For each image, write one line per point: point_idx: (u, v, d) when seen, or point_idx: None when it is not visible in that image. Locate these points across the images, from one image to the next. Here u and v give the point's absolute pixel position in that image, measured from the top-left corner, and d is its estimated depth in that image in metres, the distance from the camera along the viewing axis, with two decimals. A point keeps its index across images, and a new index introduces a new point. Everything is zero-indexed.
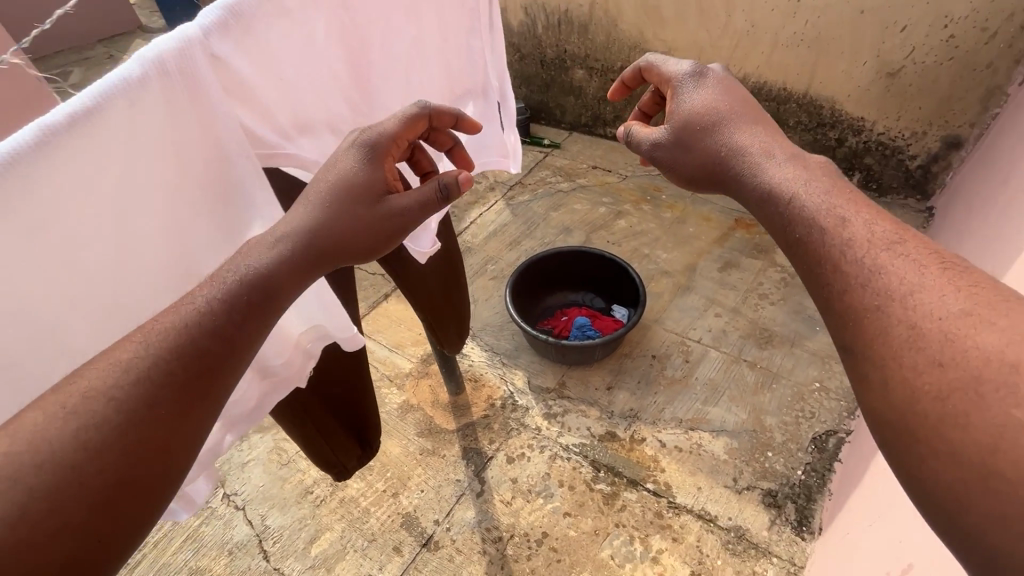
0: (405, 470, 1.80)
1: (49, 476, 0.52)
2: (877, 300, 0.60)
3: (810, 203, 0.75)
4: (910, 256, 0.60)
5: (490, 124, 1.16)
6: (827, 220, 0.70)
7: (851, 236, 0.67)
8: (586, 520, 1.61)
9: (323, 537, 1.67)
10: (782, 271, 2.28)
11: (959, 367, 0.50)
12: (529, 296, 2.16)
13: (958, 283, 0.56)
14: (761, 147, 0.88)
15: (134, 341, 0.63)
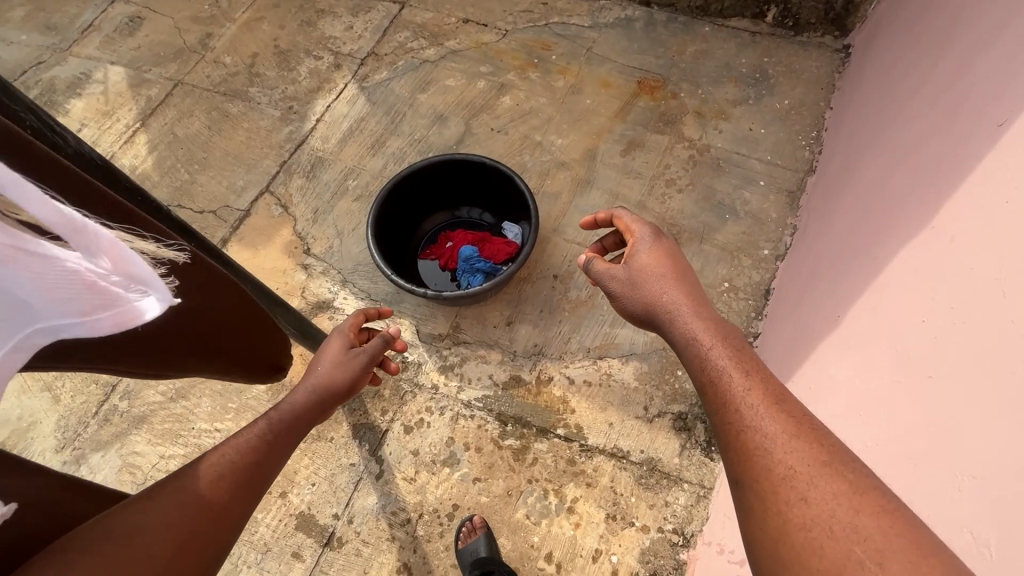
0: (289, 464, 1.56)
1: (158, 519, 0.68)
2: (755, 456, 0.77)
3: (720, 357, 0.95)
4: (784, 408, 0.81)
5: (18, 270, 0.50)
6: (730, 375, 0.90)
7: (742, 384, 0.88)
8: (497, 483, 1.49)
9: None
10: (690, 147, 1.98)
11: (807, 511, 0.68)
12: (403, 226, 1.77)
13: (817, 440, 0.75)
14: (681, 297, 1.10)
15: (217, 453, 0.84)
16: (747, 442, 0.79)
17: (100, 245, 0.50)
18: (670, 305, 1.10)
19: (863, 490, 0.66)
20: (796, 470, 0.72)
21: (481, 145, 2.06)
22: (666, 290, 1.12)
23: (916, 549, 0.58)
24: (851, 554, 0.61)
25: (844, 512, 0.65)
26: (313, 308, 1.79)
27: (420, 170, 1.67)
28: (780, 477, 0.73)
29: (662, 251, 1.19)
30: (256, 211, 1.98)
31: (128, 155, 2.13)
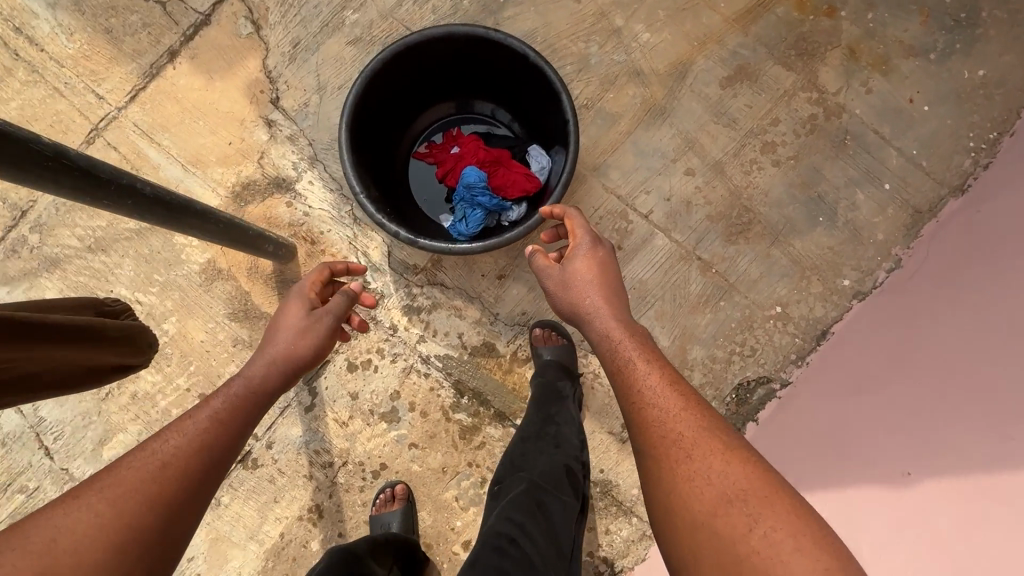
0: (213, 366, 1.36)
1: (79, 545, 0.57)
2: (663, 446, 0.80)
3: (627, 346, 0.94)
4: (672, 385, 0.87)
5: None
6: (633, 364, 0.91)
7: (641, 363, 0.91)
8: (434, 456, 1.33)
9: (116, 438, 1.35)
10: (817, 102, 1.41)
11: (697, 472, 0.75)
12: (403, 107, 1.31)
13: (699, 411, 0.83)
14: (608, 275, 1.04)
15: (165, 443, 0.70)
16: (649, 416, 0.84)
17: None
18: (588, 309, 1.00)
19: (745, 463, 0.74)
20: (690, 450, 0.78)
21: (538, 8, 1.45)
22: (587, 289, 1.01)
23: (792, 520, 0.67)
24: (725, 494, 0.71)
25: (729, 482, 0.72)
26: (269, 183, 1.42)
27: (449, 41, 1.14)
28: (681, 463, 0.77)
29: (597, 258, 1.04)
30: (218, 19, 1.45)
31: None
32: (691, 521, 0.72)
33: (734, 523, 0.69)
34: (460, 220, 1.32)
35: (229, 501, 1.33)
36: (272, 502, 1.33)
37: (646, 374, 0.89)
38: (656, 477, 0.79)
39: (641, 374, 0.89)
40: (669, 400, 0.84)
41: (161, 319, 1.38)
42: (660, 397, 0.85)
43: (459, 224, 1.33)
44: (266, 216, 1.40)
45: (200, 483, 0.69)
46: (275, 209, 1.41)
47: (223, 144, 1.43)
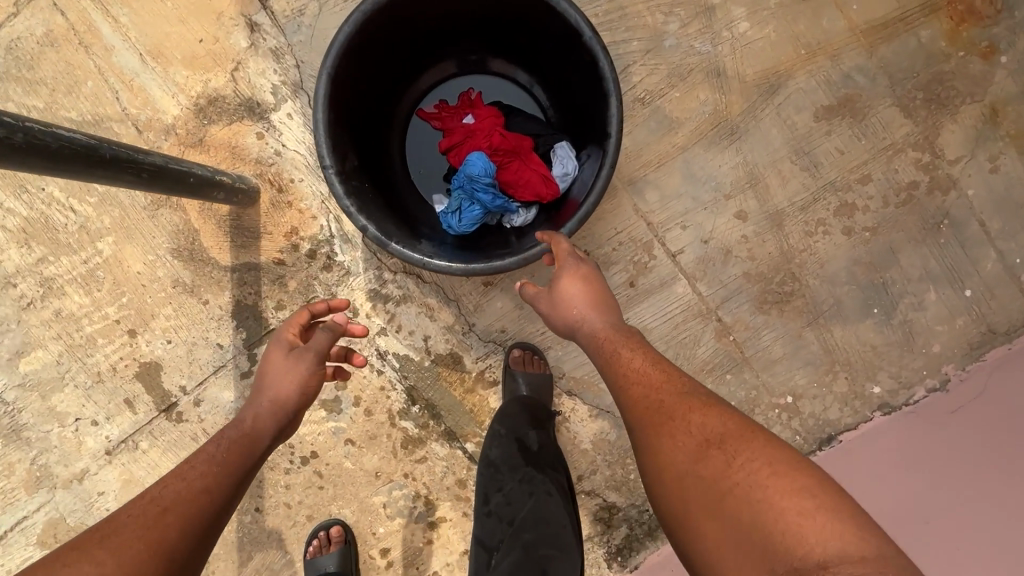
0: (148, 304, 1.21)
1: None
2: (647, 420, 0.71)
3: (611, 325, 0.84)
4: (652, 359, 0.78)
5: None
6: (615, 348, 0.80)
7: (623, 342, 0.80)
8: (369, 457, 1.22)
9: (34, 354, 1.23)
10: (925, 168, 1.12)
11: (705, 445, 0.65)
12: (414, 56, 1.05)
13: (679, 382, 0.74)
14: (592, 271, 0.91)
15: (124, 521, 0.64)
16: (638, 399, 0.73)
17: None
18: (567, 315, 0.88)
19: (741, 433, 0.65)
20: (666, 410, 0.70)
21: None
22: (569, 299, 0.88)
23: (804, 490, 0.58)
24: (736, 461, 0.62)
25: (706, 428, 0.66)
26: (241, 104, 1.17)
27: None
28: (664, 428, 0.69)
29: (581, 273, 0.89)
30: None
31: None
32: (706, 499, 0.61)
33: (729, 471, 0.61)
34: (452, 213, 1.08)
35: (147, 448, 1.24)
36: None
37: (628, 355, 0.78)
38: (651, 472, 0.68)
39: (622, 357, 0.79)
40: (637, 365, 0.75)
41: (96, 236, 1.21)
42: (643, 378, 0.75)
43: (450, 218, 1.08)
44: (231, 144, 1.17)
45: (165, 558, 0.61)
46: (242, 138, 1.17)
47: (193, 40, 1.16)
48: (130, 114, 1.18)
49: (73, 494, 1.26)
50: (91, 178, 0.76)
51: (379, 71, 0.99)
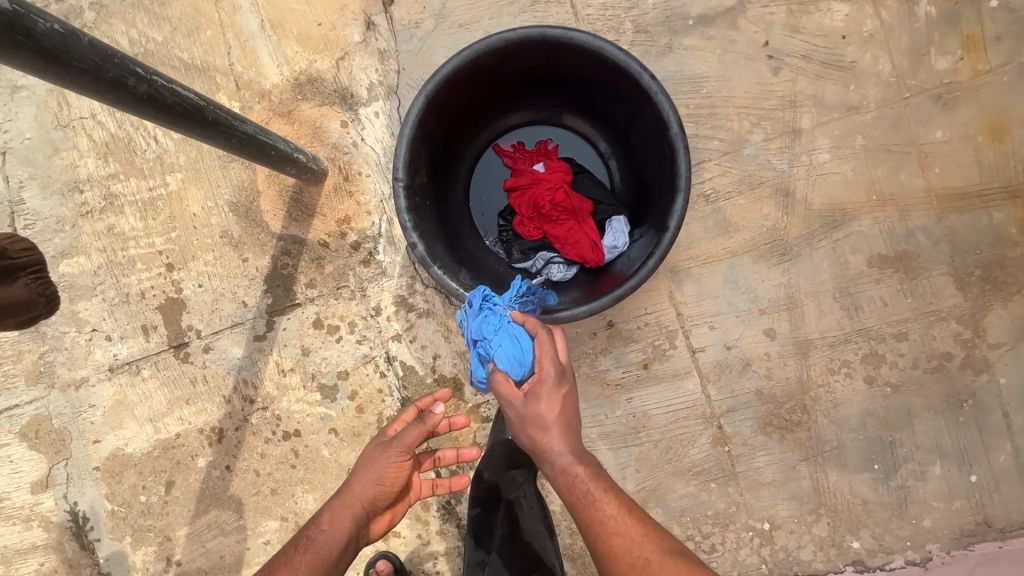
0: (193, 244, 1.27)
1: None
2: (582, 512, 0.74)
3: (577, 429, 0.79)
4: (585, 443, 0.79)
5: None
6: (563, 432, 0.78)
7: (573, 433, 0.78)
8: (345, 451, 1.24)
9: (76, 258, 1.30)
10: (963, 343, 1.12)
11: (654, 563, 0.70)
12: (508, 96, 1.11)
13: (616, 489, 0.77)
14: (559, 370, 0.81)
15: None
16: (588, 500, 0.74)
17: None
18: (546, 438, 0.78)
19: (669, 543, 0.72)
20: (617, 526, 0.73)
21: (725, 55, 1.15)
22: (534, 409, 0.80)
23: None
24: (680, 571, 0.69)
25: (606, 497, 0.75)
26: (336, 90, 1.24)
27: (598, 61, 0.94)
28: (623, 543, 0.72)
29: (568, 402, 0.80)
30: None
31: None
32: None
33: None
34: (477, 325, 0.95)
35: (147, 376, 1.29)
36: (183, 401, 1.28)
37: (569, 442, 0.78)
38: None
39: (569, 449, 0.77)
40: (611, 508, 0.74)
41: (167, 169, 1.27)
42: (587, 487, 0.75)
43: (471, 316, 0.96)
44: (315, 124, 1.23)
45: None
46: (327, 121, 1.23)
47: (312, 21, 1.23)
48: (235, 70, 1.25)
49: (67, 398, 1.31)
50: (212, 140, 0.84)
51: (471, 101, 1.04)
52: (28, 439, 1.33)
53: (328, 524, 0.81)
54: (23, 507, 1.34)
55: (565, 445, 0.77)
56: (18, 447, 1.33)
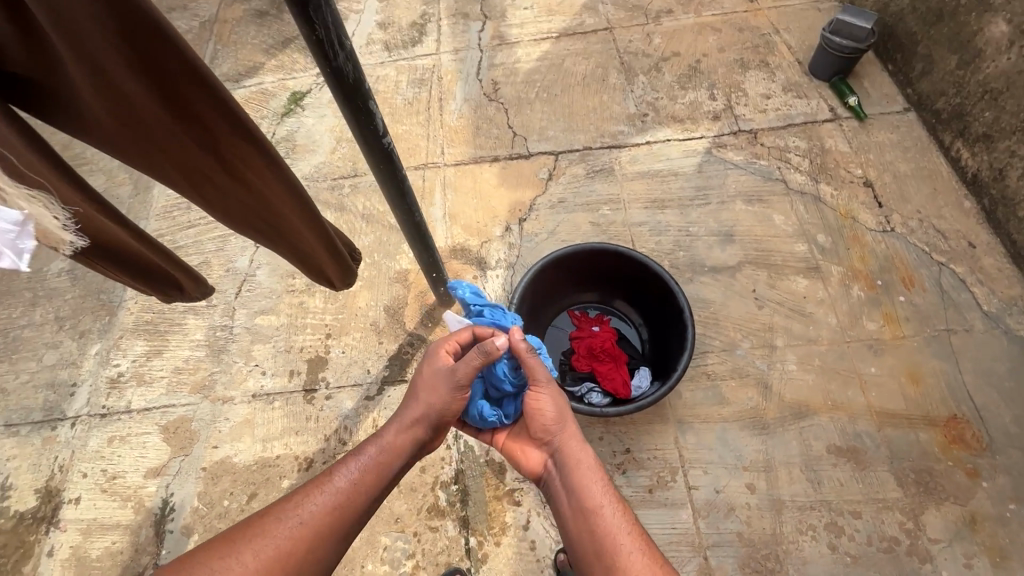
0: (350, 324, 1.85)
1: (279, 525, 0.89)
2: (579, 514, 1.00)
3: (573, 445, 1.10)
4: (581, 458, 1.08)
5: None
6: (566, 448, 1.10)
7: (572, 450, 1.10)
8: (399, 502, 1.55)
9: (269, 315, 1.89)
10: (907, 532, 1.40)
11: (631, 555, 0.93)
12: (586, 282, 1.75)
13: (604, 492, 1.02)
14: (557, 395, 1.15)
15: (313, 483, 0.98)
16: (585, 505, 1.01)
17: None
18: (558, 461, 1.10)
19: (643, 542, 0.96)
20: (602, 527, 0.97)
21: (727, 291, 1.79)
22: (550, 431, 1.12)
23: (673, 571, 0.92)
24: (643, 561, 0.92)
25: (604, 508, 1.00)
26: (476, 257, 1.95)
27: (646, 271, 1.59)
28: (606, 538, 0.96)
29: (567, 426, 1.12)
30: (533, 160, 2.13)
31: (526, 46, 2.43)
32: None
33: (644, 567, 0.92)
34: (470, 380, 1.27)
35: (277, 406, 1.73)
36: (293, 431, 1.68)
37: (572, 456, 1.09)
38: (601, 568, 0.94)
39: (570, 463, 1.08)
40: (598, 510, 0.99)
41: None
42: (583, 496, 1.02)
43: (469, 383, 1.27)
44: (457, 273, 1.92)
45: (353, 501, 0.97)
46: (464, 273, 1.92)
47: (475, 218, 2.03)
48: None
49: (212, 408, 1.75)
50: (422, 250, 1.52)
51: (564, 277, 1.68)
52: (167, 433, 1.73)
53: (388, 443, 1.06)
54: (130, 487, 1.66)
55: (567, 459, 1.08)
56: (155, 437, 1.73)
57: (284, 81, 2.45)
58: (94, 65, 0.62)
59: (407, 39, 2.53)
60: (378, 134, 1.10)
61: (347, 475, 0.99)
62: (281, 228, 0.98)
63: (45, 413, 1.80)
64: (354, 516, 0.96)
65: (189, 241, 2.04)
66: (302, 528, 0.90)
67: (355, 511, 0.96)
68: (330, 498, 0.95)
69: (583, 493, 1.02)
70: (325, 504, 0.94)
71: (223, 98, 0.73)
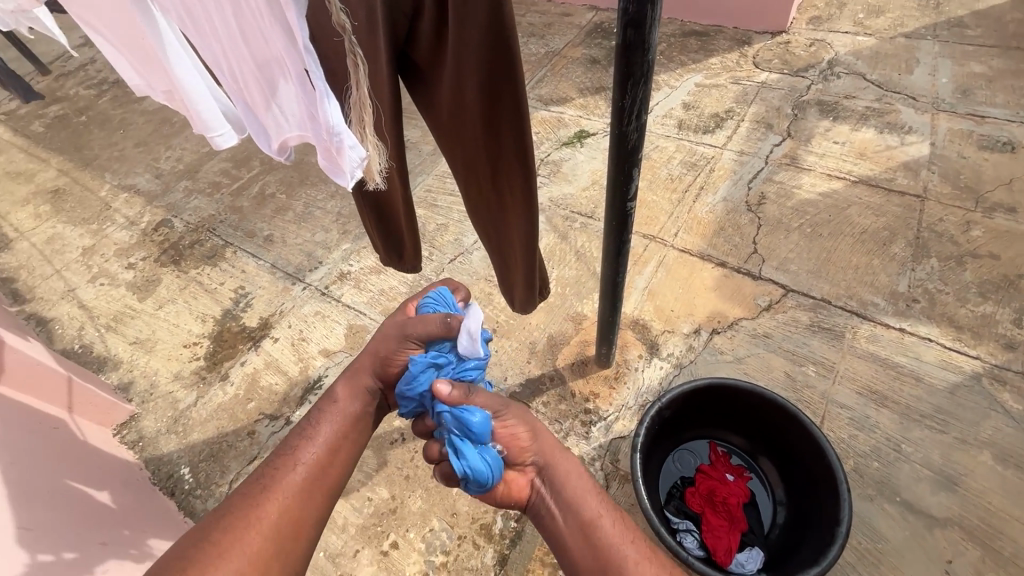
0: (514, 333, 2.02)
1: (268, 499, 0.78)
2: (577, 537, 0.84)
3: (552, 456, 0.93)
4: (568, 467, 0.92)
5: (295, 101, 0.83)
6: (549, 459, 0.92)
7: (554, 461, 0.92)
8: (464, 500, 1.65)
9: (462, 290, 2.18)
10: None
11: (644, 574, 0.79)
12: (744, 429, 1.59)
13: (599, 500, 0.88)
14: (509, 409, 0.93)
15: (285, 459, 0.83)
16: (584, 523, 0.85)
17: (319, 141, 0.85)
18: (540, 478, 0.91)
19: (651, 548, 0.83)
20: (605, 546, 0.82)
21: (909, 539, 1.45)
22: (524, 444, 0.92)
23: None
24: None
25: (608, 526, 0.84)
26: (650, 340, 1.93)
27: (816, 455, 1.37)
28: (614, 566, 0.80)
29: (538, 436, 0.94)
30: (758, 284, 2.02)
31: (815, 177, 2.31)
32: None
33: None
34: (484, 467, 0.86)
35: None
36: None
37: (557, 464, 0.92)
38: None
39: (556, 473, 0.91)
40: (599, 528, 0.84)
41: None
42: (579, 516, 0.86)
43: (486, 471, 0.86)
44: (625, 344, 1.93)
45: (328, 473, 0.84)
46: (632, 347, 1.92)
47: (670, 305, 2.01)
48: None
49: None
50: (604, 306, 1.60)
51: (724, 407, 1.56)
52: (349, 332, 2.13)
53: (337, 414, 0.92)
54: (308, 352, 2.09)
55: (551, 469, 0.91)
56: (341, 329, 2.14)
57: (580, 118, 2.78)
58: (462, 81, 0.82)
59: (702, 126, 2.63)
60: (626, 194, 1.21)
61: (312, 446, 0.86)
62: (503, 236, 1.14)
63: (294, 271, 2.38)
64: (330, 480, 0.84)
65: (443, 206, 2.47)
66: (277, 493, 0.79)
67: (329, 475, 0.84)
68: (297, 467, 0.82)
69: (579, 509, 0.86)
70: (296, 479, 0.81)
71: (523, 114, 0.86)
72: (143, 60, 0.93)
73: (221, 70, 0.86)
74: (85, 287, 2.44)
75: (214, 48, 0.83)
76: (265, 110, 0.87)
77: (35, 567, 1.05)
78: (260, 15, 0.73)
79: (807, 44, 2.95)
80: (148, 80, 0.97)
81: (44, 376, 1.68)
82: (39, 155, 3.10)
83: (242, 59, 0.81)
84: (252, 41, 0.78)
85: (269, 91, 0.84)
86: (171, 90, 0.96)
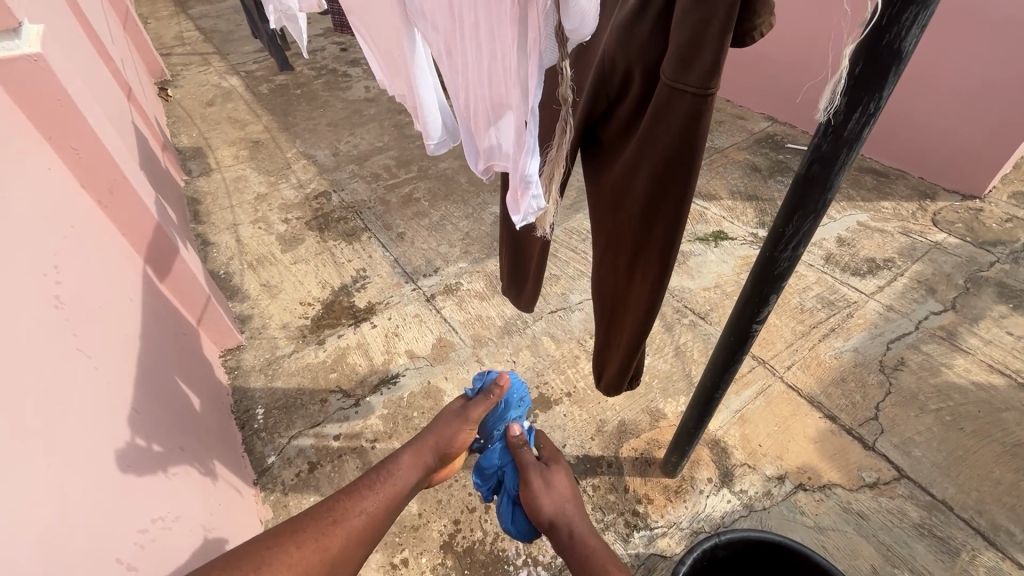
0: (588, 403, 1.98)
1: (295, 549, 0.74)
2: None
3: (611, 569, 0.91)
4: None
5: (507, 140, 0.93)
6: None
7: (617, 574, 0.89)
8: (483, 549, 1.62)
9: (552, 343, 2.19)
10: None
11: None
12: None
13: None
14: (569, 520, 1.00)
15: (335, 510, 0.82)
16: None
17: (513, 179, 0.94)
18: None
19: None
20: None
21: None
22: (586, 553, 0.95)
23: None
24: None
25: None
26: (725, 466, 1.79)
27: None
28: None
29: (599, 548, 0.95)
30: (868, 453, 1.80)
31: (971, 363, 2.03)
32: None
33: None
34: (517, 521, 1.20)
35: None
36: None
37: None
38: None
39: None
40: None
41: None
42: None
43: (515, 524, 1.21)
44: (697, 459, 1.81)
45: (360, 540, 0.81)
46: (703, 466, 1.79)
47: (760, 438, 1.86)
48: None
49: (468, 359, 2.16)
50: (689, 412, 1.53)
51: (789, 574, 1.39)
52: (438, 343, 2.23)
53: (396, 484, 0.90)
54: (397, 347, 2.22)
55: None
56: (431, 337, 2.25)
57: (723, 219, 2.73)
58: (637, 167, 0.87)
59: (853, 266, 2.45)
60: (755, 312, 1.15)
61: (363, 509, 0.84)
62: (617, 314, 1.15)
63: (411, 271, 2.56)
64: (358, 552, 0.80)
65: (562, 258, 2.54)
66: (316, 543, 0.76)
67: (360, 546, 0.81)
68: (340, 529, 0.80)
69: None
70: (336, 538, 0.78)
71: (680, 214, 0.87)
72: (398, 70, 1.19)
73: (460, 97, 1.02)
74: (246, 226, 2.83)
75: (459, 78, 0.97)
76: (485, 135, 0.99)
77: (130, 447, 1.20)
78: (502, 69, 0.83)
79: (1003, 218, 2.65)
80: (399, 86, 1.24)
81: (192, 288, 1.96)
82: (256, 111, 3.71)
83: (481, 94, 0.92)
84: (491, 85, 0.89)
85: (491, 122, 0.95)
86: (409, 98, 1.21)
